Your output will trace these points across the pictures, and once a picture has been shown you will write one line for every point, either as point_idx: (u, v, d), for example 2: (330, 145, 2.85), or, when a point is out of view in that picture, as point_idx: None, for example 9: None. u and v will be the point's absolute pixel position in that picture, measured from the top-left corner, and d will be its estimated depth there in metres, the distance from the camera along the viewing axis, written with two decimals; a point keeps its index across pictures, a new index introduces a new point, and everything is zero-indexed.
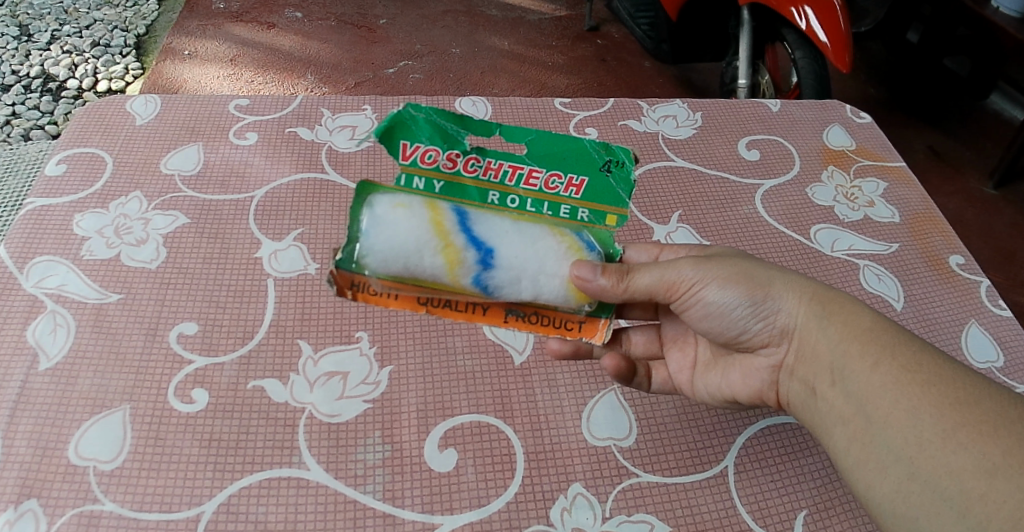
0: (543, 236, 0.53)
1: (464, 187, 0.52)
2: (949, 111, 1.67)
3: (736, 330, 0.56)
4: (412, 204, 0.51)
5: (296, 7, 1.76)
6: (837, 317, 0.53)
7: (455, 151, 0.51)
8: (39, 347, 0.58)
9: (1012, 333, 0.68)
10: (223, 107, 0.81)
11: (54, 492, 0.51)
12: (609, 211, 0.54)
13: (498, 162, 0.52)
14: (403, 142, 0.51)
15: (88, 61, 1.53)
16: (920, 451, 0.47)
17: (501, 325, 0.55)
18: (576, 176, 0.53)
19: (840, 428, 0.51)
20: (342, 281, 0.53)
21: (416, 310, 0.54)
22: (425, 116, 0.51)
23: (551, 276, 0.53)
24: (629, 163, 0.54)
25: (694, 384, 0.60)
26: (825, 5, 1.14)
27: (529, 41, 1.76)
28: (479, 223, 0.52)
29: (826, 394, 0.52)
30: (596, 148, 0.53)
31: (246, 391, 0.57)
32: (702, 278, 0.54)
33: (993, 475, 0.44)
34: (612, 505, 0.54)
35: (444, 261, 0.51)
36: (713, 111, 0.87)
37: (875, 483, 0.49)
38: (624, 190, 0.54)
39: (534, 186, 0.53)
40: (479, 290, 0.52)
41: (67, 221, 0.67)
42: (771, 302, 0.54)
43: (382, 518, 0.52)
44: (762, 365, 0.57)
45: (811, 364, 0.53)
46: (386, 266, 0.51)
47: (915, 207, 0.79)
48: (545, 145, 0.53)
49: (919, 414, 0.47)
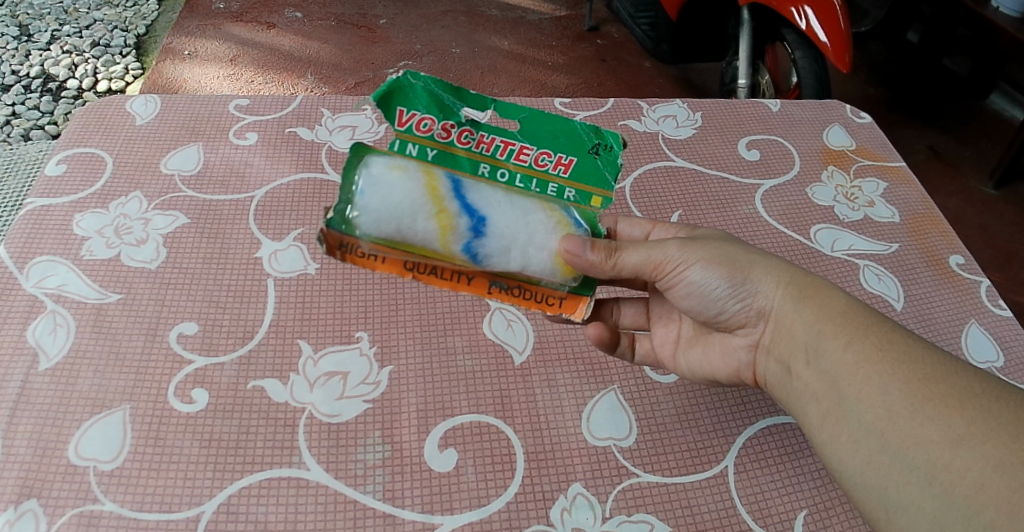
0: (534, 210, 0.53)
1: (455, 157, 0.53)
2: (948, 111, 1.68)
3: (715, 309, 0.56)
4: (408, 167, 0.52)
5: (296, 7, 1.76)
6: (813, 300, 0.53)
7: (450, 121, 0.53)
8: (39, 347, 0.58)
9: (1012, 333, 0.68)
10: (223, 107, 0.81)
11: (54, 493, 0.51)
12: (594, 193, 0.55)
13: (490, 136, 0.53)
14: (400, 108, 0.52)
15: (88, 61, 1.53)
16: (889, 424, 0.47)
17: (485, 296, 0.55)
18: (565, 156, 0.55)
19: (814, 405, 0.51)
20: (332, 240, 0.53)
21: (402, 275, 0.54)
22: (423, 84, 0.52)
23: (539, 249, 0.53)
24: (617, 148, 0.55)
25: (677, 359, 0.61)
26: (825, 5, 1.14)
27: (529, 41, 1.76)
28: (473, 192, 0.52)
29: (801, 372, 0.53)
30: (586, 131, 0.55)
31: (246, 391, 0.57)
32: (687, 259, 0.54)
33: (957, 444, 0.45)
34: (612, 505, 0.54)
35: (436, 226, 0.52)
36: (712, 111, 0.87)
37: (847, 457, 0.49)
38: (610, 172, 0.55)
39: (524, 161, 0.54)
40: (468, 258, 0.53)
41: (67, 222, 0.67)
42: (751, 284, 0.54)
43: (382, 519, 0.52)
44: (739, 344, 0.57)
45: (787, 344, 0.53)
46: (379, 227, 0.51)
47: (915, 207, 0.79)
48: (537, 123, 0.54)
49: (889, 389, 0.48)
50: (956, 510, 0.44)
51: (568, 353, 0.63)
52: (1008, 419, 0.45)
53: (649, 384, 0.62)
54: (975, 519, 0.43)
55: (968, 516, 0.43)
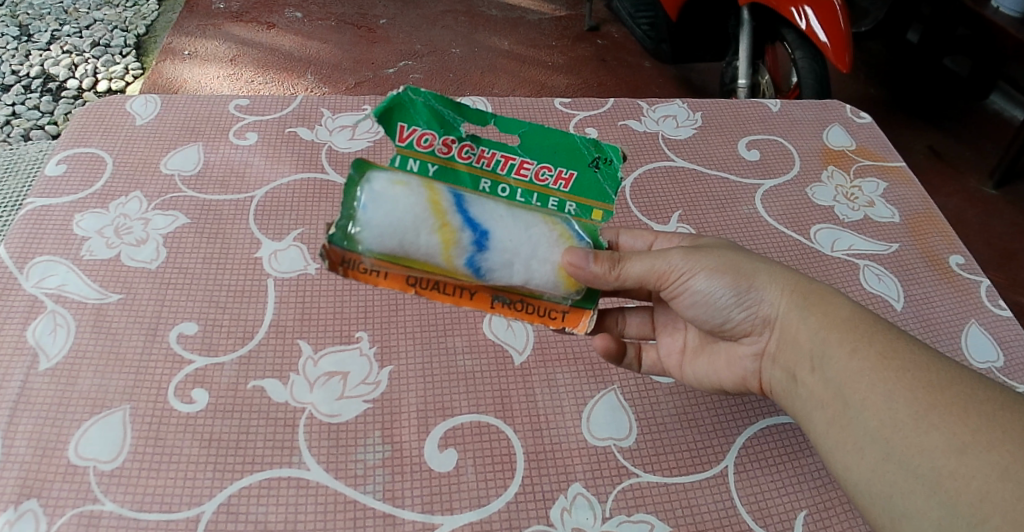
0: (536, 223, 0.54)
1: (456, 171, 0.53)
2: (948, 111, 1.68)
3: (721, 318, 0.56)
4: (410, 183, 0.52)
5: (296, 7, 1.76)
6: (818, 308, 0.53)
7: (451, 137, 0.52)
8: (39, 347, 0.58)
9: (1012, 333, 0.68)
10: (223, 107, 0.81)
11: (54, 492, 0.51)
12: (595, 206, 0.55)
13: (491, 151, 0.53)
14: (400, 124, 0.52)
15: (88, 61, 1.53)
16: (894, 432, 0.47)
17: (487, 310, 0.55)
18: (565, 169, 0.55)
19: (819, 413, 0.51)
20: (334, 257, 0.52)
21: (405, 290, 0.54)
22: (424, 100, 0.51)
23: (542, 262, 0.53)
24: (617, 161, 0.55)
25: (683, 369, 0.61)
26: (825, 5, 1.14)
27: (529, 41, 1.76)
28: (475, 206, 0.53)
29: (806, 381, 0.53)
30: (586, 145, 0.55)
31: (246, 391, 0.57)
32: (691, 268, 0.54)
33: (962, 452, 0.45)
34: (612, 505, 0.54)
35: (439, 241, 0.52)
36: (712, 111, 0.87)
37: (852, 464, 0.49)
38: (611, 186, 0.55)
39: (524, 176, 0.54)
40: (471, 272, 0.53)
41: (67, 221, 0.67)
42: (755, 293, 0.54)
43: (382, 518, 0.52)
44: (745, 353, 0.57)
45: (792, 352, 0.54)
46: (382, 243, 0.51)
47: (915, 207, 0.79)
48: (537, 137, 0.54)
49: (894, 397, 0.48)
50: (960, 518, 0.44)
51: (568, 353, 0.63)
52: (1013, 427, 0.45)
53: (649, 384, 0.62)
54: (980, 527, 0.43)
55: (972, 524, 0.43)
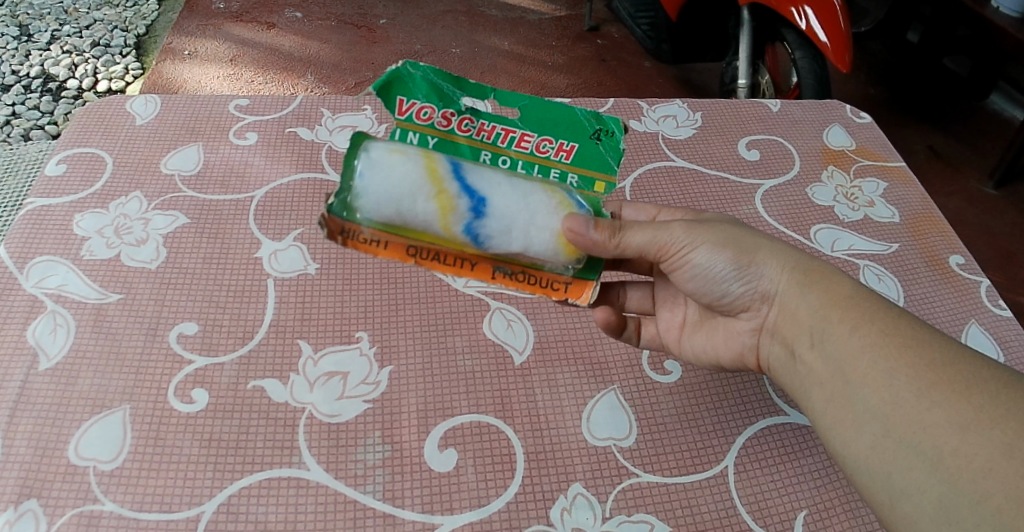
0: (535, 191, 0.53)
1: (456, 145, 0.54)
2: (947, 111, 1.68)
3: (720, 293, 0.56)
4: (407, 150, 0.51)
5: (296, 7, 1.76)
6: (818, 284, 0.53)
7: (450, 110, 0.53)
8: (39, 347, 0.58)
9: (1012, 333, 0.68)
10: (223, 107, 0.81)
11: (54, 493, 0.51)
12: (597, 178, 0.56)
13: (491, 124, 0.54)
14: (400, 97, 0.53)
15: (88, 61, 1.53)
16: (895, 409, 0.47)
17: (488, 281, 0.55)
18: (566, 142, 0.55)
19: (818, 389, 0.51)
20: (332, 227, 0.52)
21: (404, 260, 0.54)
22: (422, 74, 0.53)
23: (542, 230, 0.53)
24: (619, 133, 0.56)
25: (681, 343, 0.62)
26: (825, 5, 1.14)
27: (530, 41, 1.76)
28: (473, 173, 0.52)
29: (806, 356, 0.53)
30: (587, 117, 0.56)
31: (246, 391, 0.57)
32: (691, 243, 0.54)
33: (965, 430, 0.45)
34: (612, 505, 0.54)
35: (437, 208, 0.51)
36: (712, 111, 0.87)
37: (851, 442, 0.49)
38: (613, 157, 0.56)
39: (525, 148, 0.54)
40: (470, 240, 0.52)
41: (68, 221, 0.67)
42: (755, 268, 0.55)
43: (382, 519, 0.52)
44: (743, 328, 0.58)
45: (793, 326, 0.54)
46: (379, 211, 0.51)
47: (915, 207, 0.79)
48: (539, 111, 0.55)
49: (895, 374, 0.48)
50: (961, 495, 0.43)
51: (568, 353, 0.63)
52: (1016, 404, 0.45)
53: (649, 384, 0.62)
54: (980, 505, 0.43)
55: (973, 501, 0.43)
